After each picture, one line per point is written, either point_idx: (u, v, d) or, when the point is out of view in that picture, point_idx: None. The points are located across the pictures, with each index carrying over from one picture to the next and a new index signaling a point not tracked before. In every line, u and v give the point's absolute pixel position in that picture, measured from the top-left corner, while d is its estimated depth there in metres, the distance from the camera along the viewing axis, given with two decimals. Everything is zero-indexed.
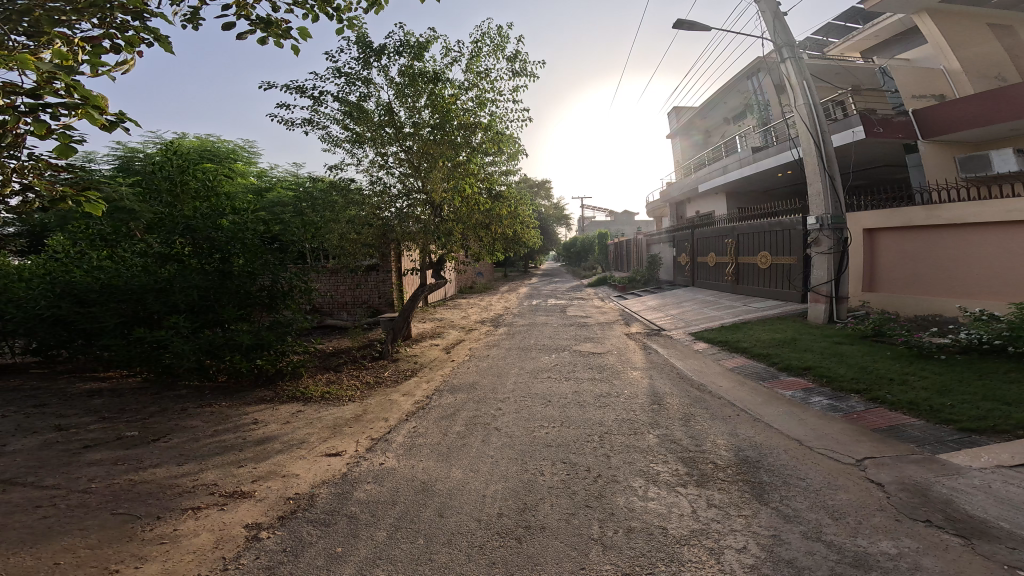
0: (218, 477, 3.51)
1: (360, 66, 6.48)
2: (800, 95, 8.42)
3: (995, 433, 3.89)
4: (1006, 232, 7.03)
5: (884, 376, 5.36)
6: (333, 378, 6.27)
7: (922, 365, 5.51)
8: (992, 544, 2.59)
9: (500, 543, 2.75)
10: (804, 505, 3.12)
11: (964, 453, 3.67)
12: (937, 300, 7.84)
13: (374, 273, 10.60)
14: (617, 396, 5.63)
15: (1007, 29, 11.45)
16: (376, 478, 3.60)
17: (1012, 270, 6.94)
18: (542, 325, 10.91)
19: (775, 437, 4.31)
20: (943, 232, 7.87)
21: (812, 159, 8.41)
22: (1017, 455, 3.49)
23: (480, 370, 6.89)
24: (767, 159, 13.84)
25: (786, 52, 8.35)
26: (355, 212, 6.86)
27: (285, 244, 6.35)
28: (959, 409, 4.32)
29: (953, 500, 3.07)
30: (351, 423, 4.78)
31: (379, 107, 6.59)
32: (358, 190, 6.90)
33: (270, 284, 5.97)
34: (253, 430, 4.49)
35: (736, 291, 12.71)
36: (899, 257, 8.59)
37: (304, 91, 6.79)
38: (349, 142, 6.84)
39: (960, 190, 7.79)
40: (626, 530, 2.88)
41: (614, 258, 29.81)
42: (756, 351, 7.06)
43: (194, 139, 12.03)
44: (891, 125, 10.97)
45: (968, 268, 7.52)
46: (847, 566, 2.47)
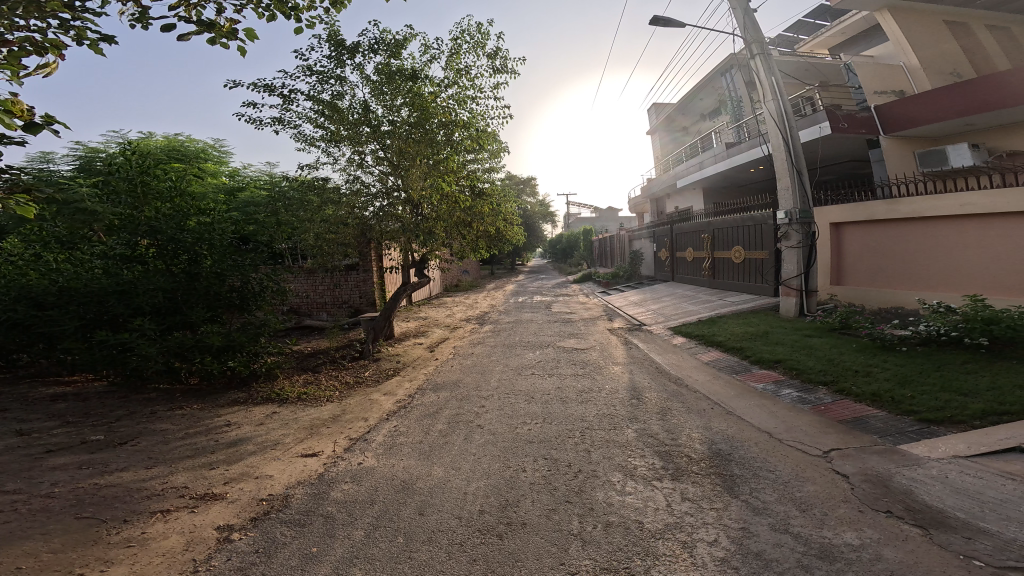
0: (188, 479, 3.49)
1: (334, 64, 6.37)
2: (770, 91, 8.42)
3: (952, 423, 3.99)
4: (961, 226, 7.15)
5: (849, 368, 5.46)
6: (310, 379, 6.26)
7: (886, 357, 5.63)
8: (948, 534, 2.66)
9: (482, 541, 2.77)
10: (773, 497, 3.19)
11: (923, 444, 3.75)
12: (897, 291, 8.00)
13: (354, 273, 10.58)
14: (597, 391, 5.68)
15: (965, 26, 11.52)
16: (354, 477, 3.61)
17: (967, 263, 7.07)
18: (527, 322, 10.93)
19: (746, 430, 4.38)
20: (904, 226, 7.97)
21: (783, 156, 8.48)
22: (972, 445, 3.58)
23: (464, 368, 6.88)
24: (741, 155, 13.92)
25: (756, 48, 8.40)
26: (331, 212, 6.75)
27: (258, 245, 6.34)
28: (919, 400, 4.42)
29: (912, 490, 3.15)
30: (329, 423, 4.77)
31: (354, 106, 6.51)
32: (335, 189, 6.79)
33: (240, 284, 5.94)
34: (225, 432, 4.46)
35: (712, 285, 12.90)
36: (862, 250, 8.73)
37: (273, 89, 6.60)
38: (324, 140, 6.71)
39: (919, 184, 7.88)
40: (604, 525, 2.91)
41: (598, 257, 30.12)
42: (731, 345, 7.14)
43: (161, 138, 11.75)
44: (855, 121, 10.99)
45: (928, 261, 7.62)
46: (813, 557, 2.53)
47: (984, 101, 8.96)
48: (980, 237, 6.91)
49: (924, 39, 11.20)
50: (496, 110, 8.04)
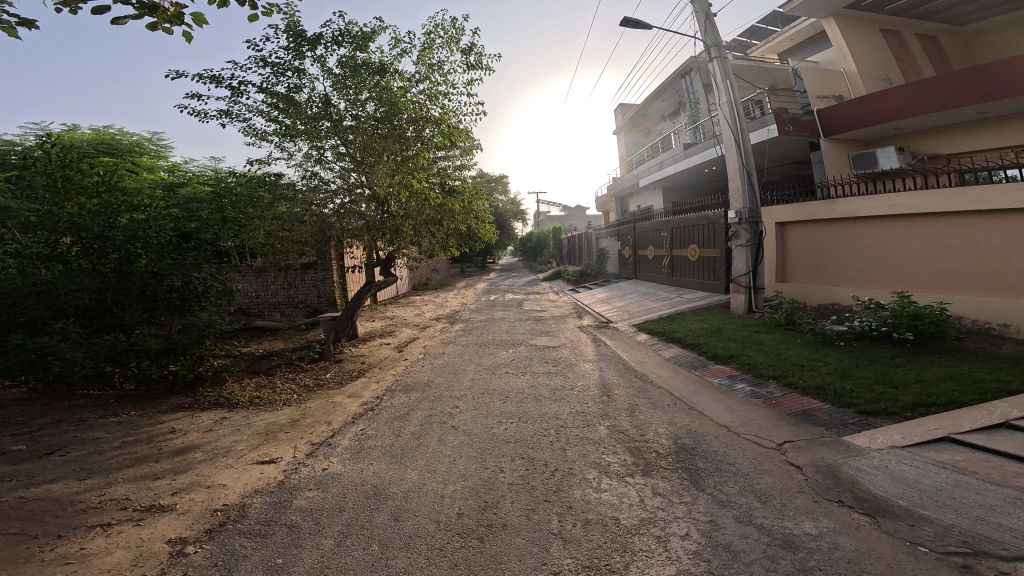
0: (130, 491, 3.33)
1: (292, 56, 6.19)
2: (724, 93, 8.63)
3: (887, 415, 4.21)
4: (894, 226, 7.43)
5: (796, 362, 5.66)
6: (263, 383, 6.09)
7: (827, 351, 5.88)
8: (894, 522, 2.80)
9: (462, 544, 2.75)
10: (736, 489, 3.31)
11: (864, 435, 3.94)
12: (836, 288, 8.29)
13: (311, 273, 10.37)
14: (569, 390, 5.70)
15: (897, 35, 12.02)
16: (319, 484, 3.53)
17: (898, 263, 7.37)
18: (500, 320, 10.91)
19: (706, 424, 4.50)
20: (843, 225, 8.26)
21: (735, 157, 8.73)
22: (906, 435, 3.78)
23: (436, 368, 6.81)
24: (697, 156, 14.28)
25: (713, 52, 8.60)
26: (285, 209, 6.46)
27: (201, 243, 6.12)
28: (857, 393, 4.63)
29: (858, 480, 3.30)
30: (287, 428, 4.63)
31: (314, 100, 6.35)
32: (289, 185, 6.55)
33: (180, 284, 5.73)
34: (170, 439, 4.28)
35: (671, 283, 13.17)
36: (805, 249, 9.00)
37: (220, 80, 6.35)
38: (279, 135, 6.48)
39: (854, 185, 8.16)
40: (583, 523, 2.94)
41: (567, 255, 30.40)
42: (689, 341, 7.30)
43: (87, 130, 10.96)
44: (800, 124, 11.38)
45: (863, 260, 7.93)
46: (777, 547, 2.64)
47: (914, 104, 9.35)
48: (908, 237, 7.22)
49: (868, 48, 11.69)
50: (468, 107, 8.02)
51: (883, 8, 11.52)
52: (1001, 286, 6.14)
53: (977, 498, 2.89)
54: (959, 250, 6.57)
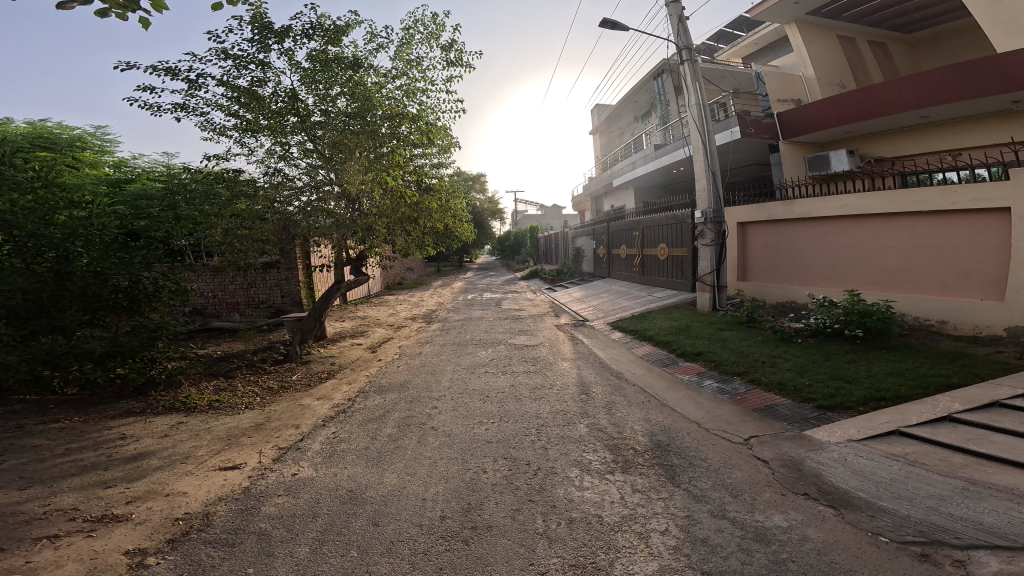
0: (78, 500, 3.18)
1: (256, 48, 6.01)
2: (692, 95, 8.78)
3: (842, 409, 4.37)
4: (843, 227, 7.72)
5: (758, 359, 5.82)
6: (223, 386, 5.89)
7: (786, 348, 6.07)
8: (856, 513, 2.90)
9: (446, 547, 2.71)
10: (709, 484, 3.38)
11: (823, 429, 4.08)
12: (792, 286, 8.54)
13: (273, 271, 10.12)
14: (549, 388, 5.72)
15: (852, 41, 12.30)
16: (290, 490, 3.43)
17: (848, 262, 7.66)
18: (478, 320, 10.86)
19: (678, 421, 4.58)
20: (798, 226, 8.54)
21: (702, 159, 8.90)
22: (861, 429, 3.93)
23: (413, 368, 6.73)
24: (665, 156, 14.53)
25: (684, 54, 8.73)
26: (245, 206, 6.29)
27: (150, 241, 5.91)
28: (815, 388, 4.79)
29: (821, 473, 3.40)
30: (251, 432, 4.49)
31: (279, 94, 6.16)
32: (250, 182, 6.40)
33: (127, 284, 5.51)
34: (120, 446, 4.11)
35: (642, 281, 13.38)
36: (764, 249, 9.25)
37: (176, 72, 6.11)
38: (238, 129, 6.28)
39: (810, 186, 8.45)
40: (568, 522, 2.95)
41: (544, 255, 30.47)
42: (660, 338, 7.41)
43: (22, 123, 10.26)
44: (760, 126, 11.70)
45: (817, 260, 8.19)
46: (750, 540, 2.71)
47: (864, 108, 9.61)
48: (857, 237, 7.50)
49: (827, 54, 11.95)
50: (448, 105, 7.94)
51: (850, 16, 11.94)
52: (937, 284, 6.46)
53: (928, 488, 3.02)
54: (902, 249, 6.87)
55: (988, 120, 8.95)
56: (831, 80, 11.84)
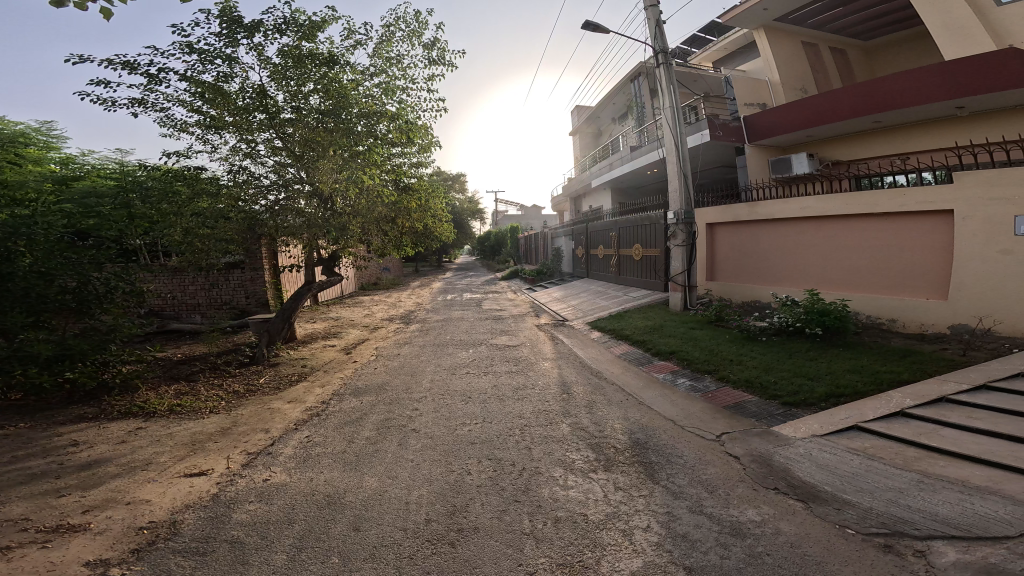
0: (29, 510, 3.04)
1: (223, 43, 5.86)
2: (666, 98, 8.89)
3: (806, 406, 4.50)
4: (803, 229, 7.96)
5: (726, 357, 5.95)
6: (184, 390, 5.70)
7: (751, 346, 6.22)
8: (824, 506, 2.98)
9: (433, 551, 2.67)
10: (686, 480, 3.43)
11: (789, 425, 4.19)
12: (756, 287, 8.75)
13: (237, 271, 9.90)
14: (532, 387, 5.74)
15: (815, 47, 12.63)
16: (263, 496, 3.34)
17: (808, 262, 7.90)
18: (458, 320, 10.81)
19: (654, 419, 4.64)
20: (761, 227, 8.75)
21: (674, 161, 9.03)
22: (823, 424, 4.06)
23: (391, 370, 6.66)
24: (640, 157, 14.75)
25: (660, 58, 8.89)
26: (206, 204, 6.14)
27: (100, 241, 5.76)
28: (780, 384, 4.93)
29: (789, 468, 3.48)
30: (217, 437, 4.37)
31: (246, 91, 6.02)
32: (212, 180, 6.24)
33: (75, 284, 5.24)
34: (73, 453, 3.95)
35: (619, 281, 13.52)
36: (731, 250, 9.47)
37: (135, 66, 5.92)
38: (201, 126, 6.12)
39: (773, 189, 8.66)
40: (554, 521, 2.95)
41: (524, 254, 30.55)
42: (636, 337, 7.50)
43: None
44: (729, 130, 11.89)
45: (779, 260, 8.41)
46: (727, 535, 2.75)
47: (826, 113, 9.88)
48: (815, 239, 7.75)
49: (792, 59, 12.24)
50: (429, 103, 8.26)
51: (822, 25, 12.34)
52: (888, 283, 6.73)
53: (886, 481, 3.13)
54: (856, 250, 7.13)
55: (937, 126, 9.37)
56: (796, 85, 12.12)
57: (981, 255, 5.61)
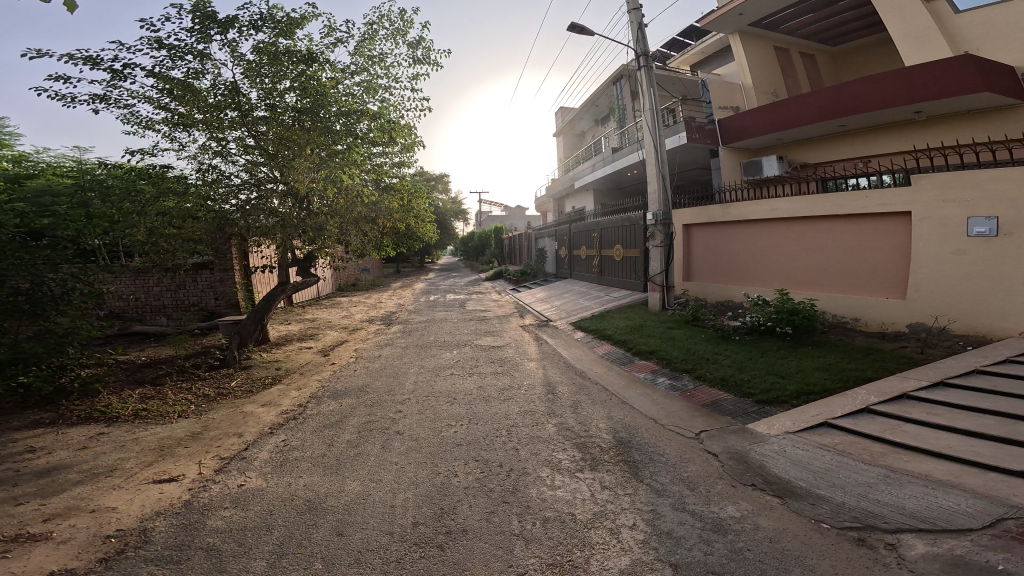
0: None
1: (194, 39, 5.74)
2: (646, 101, 8.98)
3: (779, 404, 4.61)
4: (773, 230, 8.13)
5: (703, 356, 6.04)
6: (150, 394, 5.53)
7: (725, 345, 6.35)
8: (799, 501, 3.04)
9: (421, 554, 2.64)
10: (668, 478, 3.46)
11: (763, 422, 4.28)
12: (730, 286, 8.90)
13: (205, 273, 9.70)
14: (518, 388, 5.74)
15: (785, 53, 12.91)
16: (239, 502, 3.26)
17: (778, 263, 8.07)
18: (441, 321, 10.75)
19: (636, 417, 4.69)
20: (734, 228, 8.88)
21: (652, 162, 9.15)
22: (795, 421, 4.16)
23: (372, 372, 6.59)
24: (621, 159, 14.95)
25: (642, 60, 8.99)
26: (172, 204, 6.03)
27: (56, 240, 5.50)
28: (753, 382, 5.03)
29: (765, 464, 3.55)
30: (187, 442, 4.26)
31: (218, 89, 5.91)
32: (178, 178, 6.07)
33: (29, 285, 4.96)
34: (30, 460, 3.81)
35: (600, 282, 13.63)
36: (706, 250, 9.60)
37: (97, 61, 5.75)
38: (168, 123, 5.97)
39: (744, 190, 8.77)
40: (542, 521, 2.95)
41: (507, 256, 30.55)
42: (617, 337, 7.57)
43: None
44: (705, 133, 12.07)
45: (752, 261, 8.56)
46: (709, 531, 2.79)
47: (796, 117, 10.10)
48: (785, 239, 7.92)
49: (764, 65, 12.50)
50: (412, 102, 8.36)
51: (800, 32, 12.68)
52: (852, 284, 6.93)
53: (856, 476, 3.21)
54: (822, 251, 7.33)
55: (897, 130, 9.66)
56: (767, 89, 12.39)
57: (935, 256, 5.84)
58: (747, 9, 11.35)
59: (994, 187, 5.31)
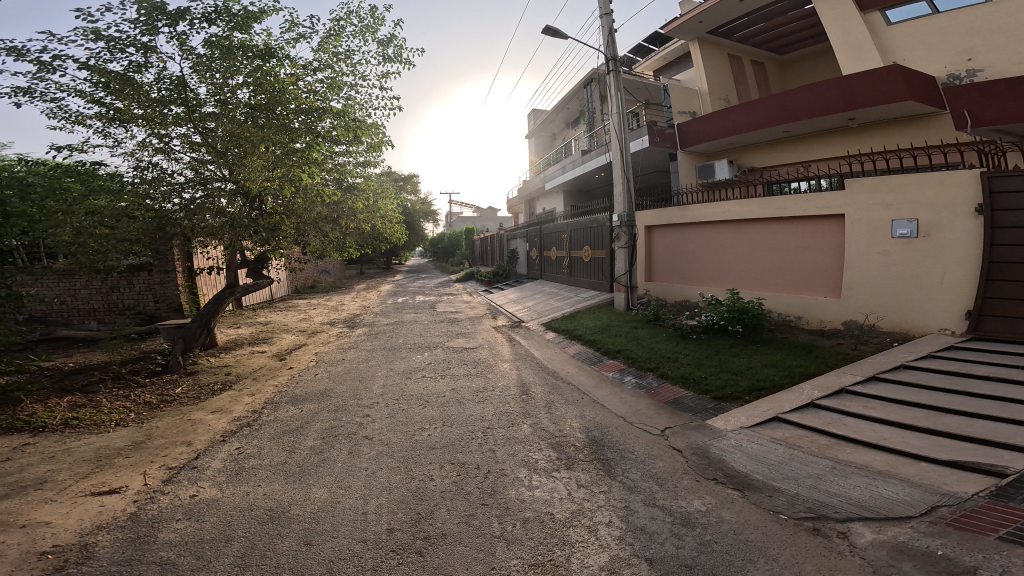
0: None
1: (139, 31, 5.51)
2: (613, 105, 9.13)
3: (734, 400, 4.78)
4: (725, 232, 8.39)
5: (664, 354, 6.17)
6: (81, 402, 5.21)
7: (684, 343, 6.53)
8: (758, 494, 3.14)
9: (399, 561, 2.57)
10: (638, 475, 3.52)
11: (720, 418, 4.42)
12: (687, 287, 9.10)
13: (144, 274, 9.26)
14: (492, 389, 5.72)
15: (738, 60, 13.40)
16: (194, 513, 3.10)
17: (730, 263, 8.31)
18: (410, 323, 10.60)
19: (607, 416, 4.74)
20: (691, 229, 9.09)
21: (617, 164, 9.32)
22: (749, 416, 4.32)
23: (335, 376, 6.42)
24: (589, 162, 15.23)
25: (610, 65, 9.15)
26: (103, 203, 5.71)
27: None
28: (710, 379, 5.20)
29: (725, 459, 3.66)
30: (127, 452, 4.03)
31: (160, 84, 5.68)
32: (114, 177, 5.89)
33: None
34: None
35: (570, 282, 13.77)
36: (665, 251, 9.77)
37: (19, 51, 5.44)
38: (102, 119, 5.66)
39: (700, 193, 8.97)
40: (522, 522, 2.93)
41: (479, 257, 30.41)
42: (587, 337, 7.64)
43: None
44: (666, 136, 12.32)
45: (707, 262, 8.77)
46: (679, 525, 2.84)
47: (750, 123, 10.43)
48: (735, 241, 8.18)
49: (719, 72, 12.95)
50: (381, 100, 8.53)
51: (764, 43, 13.27)
52: (794, 284, 7.26)
53: (807, 468, 3.36)
54: (769, 253, 7.62)
55: (837, 137, 10.18)
56: (721, 95, 12.83)
57: (867, 256, 6.24)
58: (707, 17, 11.72)
59: (916, 193, 5.77)
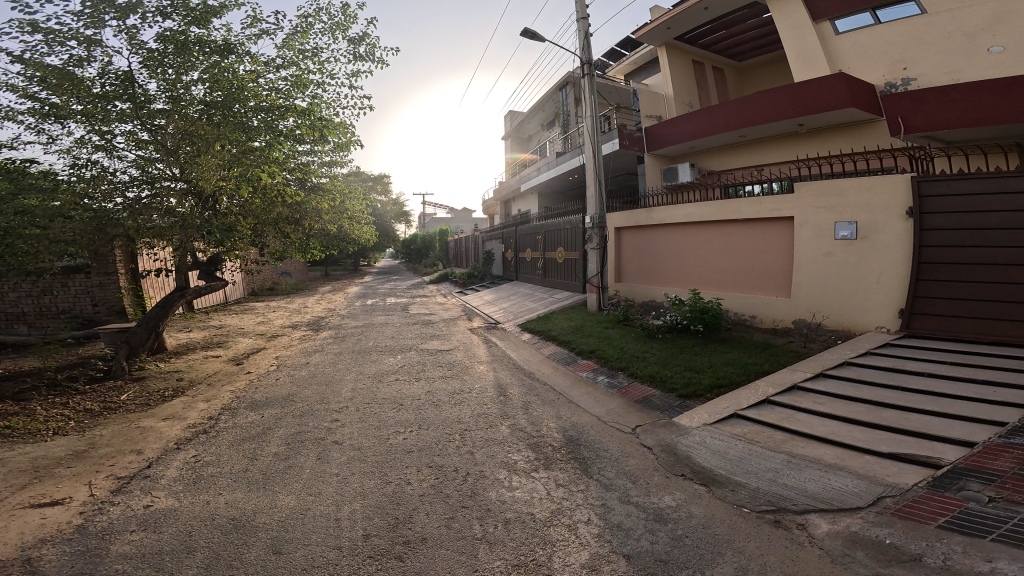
0: None
1: (84, 24, 5.28)
2: (586, 108, 9.23)
3: (698, 398, 4.90)
4: (687, 233, 8.59)
5: (632, 354, 6.27)
6: (15, 411, 4.84)
7: (652, 343, 6.66)
8: (722, 488, 3.23)
9: (376, 568, 2.50)
10: (614, 473, 3.56)
11: (686, 415, 4.53)
12: (653, 287, 9.29)
13: (82, 276, 8.76)
14: (469, 392, 5.67)
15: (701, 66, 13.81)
16: (149, 523, 2.94)
17: (691, 265, 8.52)
18: (381, 326, 10.41)
19: (584, 416, 4.77)
20: (656, 231, 9.28)
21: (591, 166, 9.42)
22: (711, 414, 4.44)
23: (298, 380, 6.23)
24: (564, 164, 15.38)
25: (586, 68, 9.27)
26: (34, 201, 5.37)
27: None
28: (676, 378, 5.32)
29: (691, 455, 3.74)
30: (69, 462, 3.78)
31: (105, 78, 5.44)
32: (46, 176, 5.58)
33: None
34: None
35: (545, 283, 13.83)
36: (634, 252, 9.96)
37: None
38: (37, 114, 5.38)
39: (664, 196, 9.13)
40: (505, 522, 2.91)
41: (455, 258, 30.15)
42: (561, 338, 7.69)
43: None
44: (635, 139, 12.54)
45: (671, 263, 8.97)
46: (652, 521, 2.88)
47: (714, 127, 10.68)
48: (697, 243, 8.39)
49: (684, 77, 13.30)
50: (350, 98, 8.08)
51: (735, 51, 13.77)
52: (750, 285, 7.50)
53: (767, 463, 3.47)
54: (728, 254, 7.85)
55: (792, 143, 10.62)
56: (686, 99, 13.18)
57: (814, 258, 6.52)
58: (675, 24, 12.04)
59: (859, 197, 6.10)
